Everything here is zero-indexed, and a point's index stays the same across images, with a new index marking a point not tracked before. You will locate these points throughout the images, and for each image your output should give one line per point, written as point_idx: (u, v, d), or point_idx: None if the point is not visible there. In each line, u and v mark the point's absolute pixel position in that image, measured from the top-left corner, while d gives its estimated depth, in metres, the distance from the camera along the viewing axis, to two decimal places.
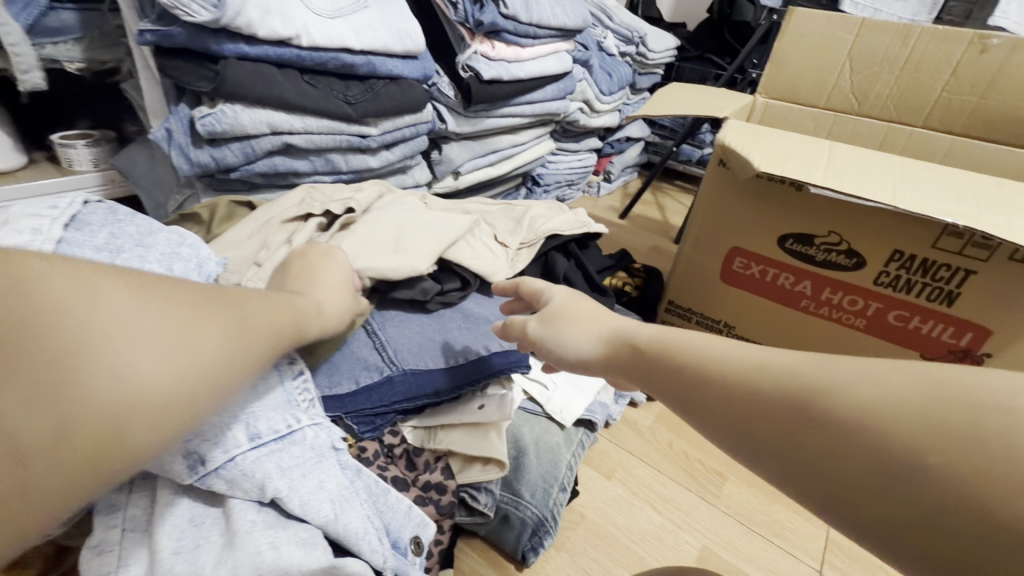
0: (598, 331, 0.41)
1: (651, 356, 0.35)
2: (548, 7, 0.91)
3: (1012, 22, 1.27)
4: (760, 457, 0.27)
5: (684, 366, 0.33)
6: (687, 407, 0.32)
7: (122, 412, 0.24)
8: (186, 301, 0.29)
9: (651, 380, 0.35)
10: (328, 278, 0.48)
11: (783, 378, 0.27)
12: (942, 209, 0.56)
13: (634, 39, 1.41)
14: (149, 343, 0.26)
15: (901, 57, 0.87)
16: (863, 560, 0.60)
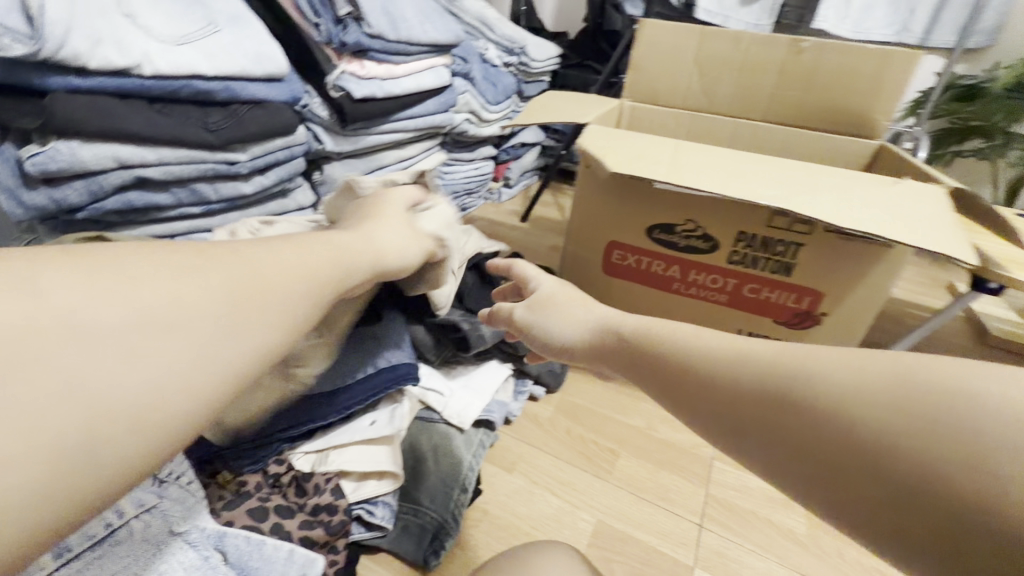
0: (584, 320, 0.47)
1: (649, 351, 0.38)
2: (416, 24, 0.93)
3: (830, 24, 1.49)
4: (745, 444, 0.29)
5: (680, 362, 0.34)
6: (680, 401, 0.33)
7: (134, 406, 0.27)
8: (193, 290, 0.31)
9: (646, 370, 0.37)
10: (395, 224, 0.54)
11: (766, 368, 0.29)
12: (763, 195, 0.64)
13: (515, 50, 1.47)
14: (137, 353, 0.28)
15: (737, 60, 0.98)
16: (737, 507, 0.68)
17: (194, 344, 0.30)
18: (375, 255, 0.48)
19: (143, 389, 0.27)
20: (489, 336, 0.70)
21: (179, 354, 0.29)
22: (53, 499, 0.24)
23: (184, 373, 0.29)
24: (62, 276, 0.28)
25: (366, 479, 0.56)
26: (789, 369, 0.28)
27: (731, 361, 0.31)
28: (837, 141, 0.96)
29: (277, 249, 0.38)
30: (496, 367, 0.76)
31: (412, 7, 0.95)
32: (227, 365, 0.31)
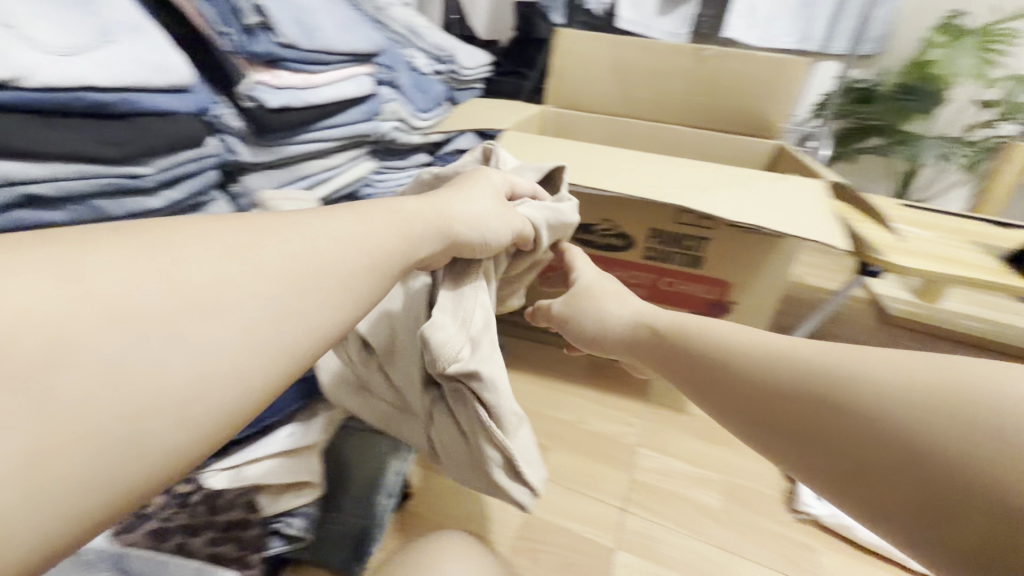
0: (629, 317, 0.53)
1: (698, 354, 0.43)
2: (332, 33, 0.93)
3: (739, 33, 1.60)
4: (788, 442, 0.34)
5: (729, 366, 0.40)
6: (730, 402, 0.39)
7: (176, 405, 0.25)
8: (244, 275, 0.29)
9: (694, 373, 0.43)
10: (490, 205, 0.52)
11: (812, 375, 0.34)
12: (664, 193, 0.68)
13: (443, 58, 1.49)
14: (183, 348, 0.25)
15: (648, 67, 1.04)
16: (662, 490, 0.72)
17: (248, 335, 0.28)
18: (441, 219, 0.45)
19: (188, 375, 0.25)
20: None
21: (228, 351, 0.27)
22: (94, 493, 0.22)
23: (229, 369, 0.27)
24: (105, 261, 0.25)
25: (286, 491, 0.54)
26: (835, 376, 0.33)
27: (778, 368, 0.36)
28: (741, 142, 1.03)
29: (345, 224, 0.37)
30: None
31: (327, 17, 0.95)
32: (284, 352, 0.29)
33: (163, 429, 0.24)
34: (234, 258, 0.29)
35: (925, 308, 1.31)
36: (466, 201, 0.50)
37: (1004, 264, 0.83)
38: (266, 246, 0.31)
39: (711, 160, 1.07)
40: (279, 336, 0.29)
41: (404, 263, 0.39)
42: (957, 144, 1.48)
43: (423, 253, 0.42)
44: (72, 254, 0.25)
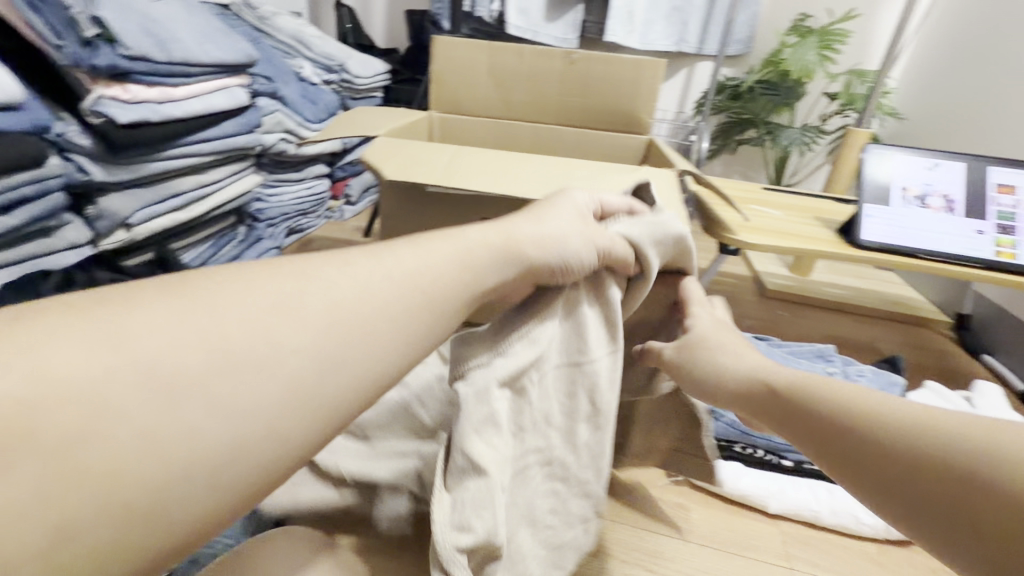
0: (741, 366, 0.48)
1: (800, 403, 0.41)
2: (193, 44, 0.91)
3: (620, 37, 1.69)
4: (904, 509, 0.33)
5: (839, 421, 0.38)
6: (845, 461, 0.37)
7: (202, 469, 0.23)
8: (287, 323, 0.27)
9: (797, 426, 0.41)
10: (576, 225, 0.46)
11: (941, 438, 0.33)
12: (526, 188, 0.71)
13: (333, 68, 1.48)
14: (214, 407, 0.24)
15: (523, 71, 1.08)
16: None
17: (283, 390, 0.26)
18: (508, 242, 0.41)
19: (228, 440, 0.24)
20: None
21: (269, 405, 0.25)
22: (111, 559, 0.21)
23: (258, 430, 0.25)
24: (134, 316, 0.24)
25: None
26: (972, 447, 0.31)
27: (905, 432, 0.35)
28: (615, 138, 1.10)
29: (414, 262, 0.34)
30: None
31: (185, 27, 0.92)
32: (320, 408, 0.27)
33: (188, 493, 0.23)
34: (262, 303, 0.27)
35: (800, 280, 1.45)
36: (543, 223, 0.45)
37: (838, 236, 0.92)
38: (312, 294, 0.29)
39: (590, 156, 1.13)
40: (322, 386, 0.27)
41: (468, 298, 0.37)
42: (817, 132, 1.64)
43: (488, 280, 0.39)
44: (101, 312, 0.24)
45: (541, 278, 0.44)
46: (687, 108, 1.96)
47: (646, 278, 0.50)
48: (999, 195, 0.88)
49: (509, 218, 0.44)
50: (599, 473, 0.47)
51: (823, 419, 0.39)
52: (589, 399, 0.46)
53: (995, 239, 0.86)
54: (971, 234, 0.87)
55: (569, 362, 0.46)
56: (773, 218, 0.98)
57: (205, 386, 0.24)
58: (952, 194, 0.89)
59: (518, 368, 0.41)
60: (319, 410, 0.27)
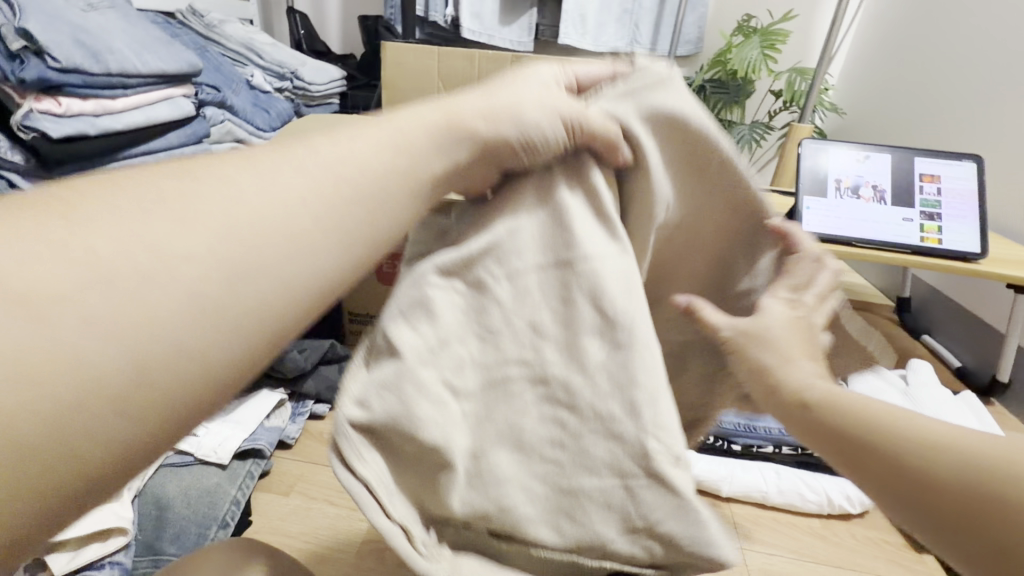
0: (792, 362, 0.38)
1: (831, 422, 0.35)
2: (130, 54, 0.89)
3: (575, 40, 1.73)
4: (944, 542, 0.30)
5: (875, 448, 0.33)
6: (880, 489, 0.33)
7: (88, 392, 0.19)
8: (184, 220, 0.22)
9: (830, 444, 0.36)
10: (528, 98, 0.36)
11: (986, 469, 0.28)
12: None
13: (286, 74, 1.46)
14: (94, 320, 0.19)
15: (474, 74, 1.09)
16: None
17: (190, 294, 0.21)
18: (445, 119, 0.33)
19: (125, 352, 0.20)
20: None
21: (172, 311, 0.21)
22: None
23: (162, 341, 0.20)
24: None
25: (91, 542, 0.54)
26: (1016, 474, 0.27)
27: (941, 457, 0.30)
28: None
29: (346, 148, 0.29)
30: (266, 396, 0.76)
31: (121, 38, 0.90)
32: (245, 314, 0.23)
33: (78, 422, 0.19)
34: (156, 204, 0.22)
35: None
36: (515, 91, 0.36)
37: None
38: (214, 189, 0.24)
39: None
40: (240, 293, 0.23)
41: (413, 192, 0.31)
42: (765, 128, 1.69)
43: (434, 168, 0.32)
44: None
45: (503, 161, 0.36)
46: None
47: (643, 168, 0.38)
48: (923, 183, 0.93)
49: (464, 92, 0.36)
50: (625, 395, 0.34)
51: (856, 435, 0.34)
52: (593, 304, 0.35)
53: (921, 226, 0.91)
54: (898, 221, 0.92)
55: (558, 262, 0.36)
56: None
57: (87, 301, 0.19)
58: (880, 183, 0.94)
59: (468, 258, 0.36)
60: (242, 316, 0.23)
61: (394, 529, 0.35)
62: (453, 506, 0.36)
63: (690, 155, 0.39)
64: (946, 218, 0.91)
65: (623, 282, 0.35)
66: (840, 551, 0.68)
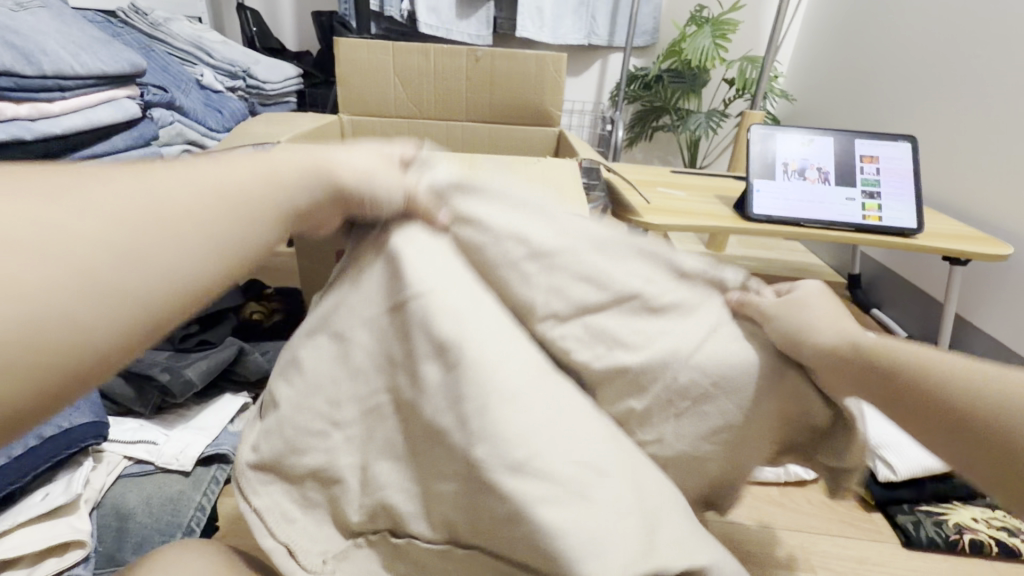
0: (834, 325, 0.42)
1: (876, 360, 0.41)
2: (65, 55, 0.85)
3: (533, 32, 1.73)
4: (937, 436, 0.40)
5: (900, 374, 0.41)
6: (897, 408, 0.41)
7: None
8: (76, 212, 0.27)
9: (863, 379, 0.41)
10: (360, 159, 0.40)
11: (968, 388, 0.40)
12: None
13: (238, 73, 1.42)
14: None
15: (430, 70, 1.10)
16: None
17: (75, 272, 0.25)
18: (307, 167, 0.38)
19: (13, 314, 0.23)
20: (198, 377, 0.69)
21: (58, 284, 0.25)
22: None
23: (49, 309, 0.24)
24: None
25: (47, 557, 0.53)
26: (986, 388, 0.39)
27: (944, 377, 0.41)
28: (525, 131, 1.14)
29: (218, 170, 0.34)
30: (229, 400, 0.74)
31: (54, 38, 0.86)
32: (128, 295, 0.27)
33: None
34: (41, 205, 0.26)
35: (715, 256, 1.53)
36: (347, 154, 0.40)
37: (733, 211, 1.00)
38: (108, 194, 0.29)
39: (503, 150, 1.17)
40: (126, 276, 0.27)
41: (278, 211, 0.35)
42: (721, 116, 1.72)
43: (300, 197, 0.37)
44: None
45: (350, 207, 0.40)
46: (605, 99, 2.00)
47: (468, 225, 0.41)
48: (863, 164, 0.98)
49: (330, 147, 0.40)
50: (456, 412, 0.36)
51: (890, 375, 0.41)
52: (426, 337, 0.37)
53: (863, 205, 0.96)
54: (842, 201, 0.97)
55: (395, 307, 0.39)
56: (677, 199, 1.06)
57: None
58: (825, 165, 0.99)
59: (324, 320, 0.42)
60: (123, 296, 0.27)
61: (278, 547, 0.41)
62: (351, 518, 0.40)
63: (536, 223, 0.42)
64: (886, 196, 0.96)
65: (456, 315, 0.38)
66: (797, 514, 0.72)
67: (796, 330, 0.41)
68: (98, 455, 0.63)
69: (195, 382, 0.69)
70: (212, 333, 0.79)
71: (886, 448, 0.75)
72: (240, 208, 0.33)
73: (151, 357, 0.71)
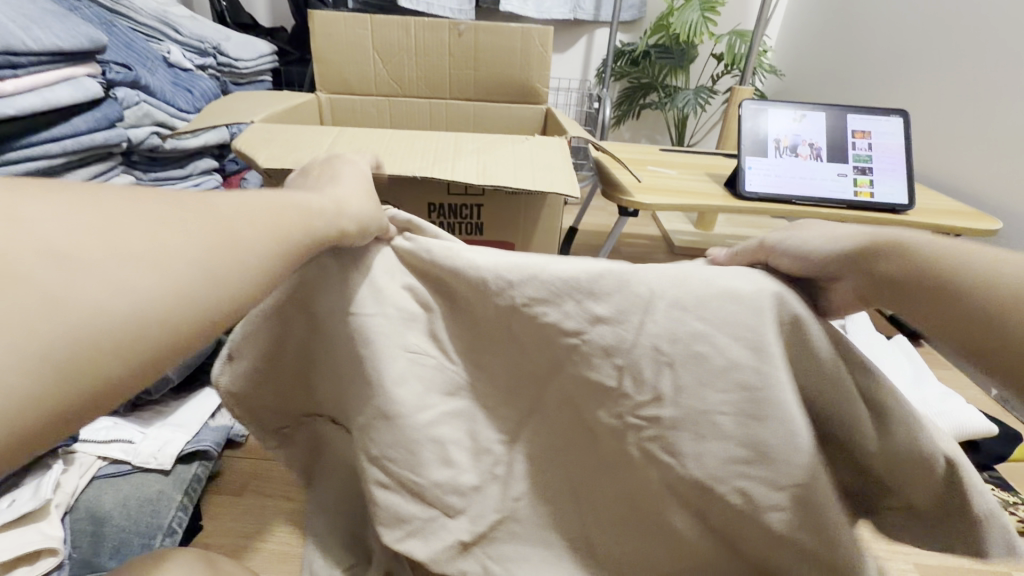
0: (839, 231, 0.38)
1: (884, 255, 0.36)
2: (15, 29, 0.79)
3: (517, 6, 1.71)
4: (948, 340, 0.34)
5: (919, 266, 0.35)
6: (909, 308, 0.35)
7: (102, 331, 0.26)
8: (171, 218, 0.30)
9: (876, 277, 0.36)
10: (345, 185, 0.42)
11: (996, 284, 0.32)
12: (415, 166, 0.70)
13: (208, 50, 1.36)
14: (111, 281, 0.27)
15: (411, 45, 1.05)
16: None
17: (169, 273, 0.29)
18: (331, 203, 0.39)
19: (126, 306, 0.27)
20: (175, 372, 0.65)
21: (159, 281, 0.28)
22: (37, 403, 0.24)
23: (153, 303, 0.28)
24: (36, 206, 0.27)
25: (15, 567, 0.49)
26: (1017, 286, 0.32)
27: (984, 270, 0.33)
28: (511, 109, 1.11)
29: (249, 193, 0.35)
30: (209, 394, 0.72)
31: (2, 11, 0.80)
32: (212, 292, 0.30)
33: (92, 353, 0.26)
34: (96, 227, 0.28)
35: (704, 235, 1.52)
36: (337, 187, 0.42)
37: (725, 189, 0.99)
38: (192, 205, 0.32)
39: (489, 129, 1.13)
40: (211, 275, 0.30)
41: (325, 227, 0.37)
42: (709, 92, 1.69)
43: (344, 219, 0.39)
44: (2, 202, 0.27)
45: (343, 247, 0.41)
46: (591, 76, 1.95)
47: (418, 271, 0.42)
48: (856, 139, 0.96)
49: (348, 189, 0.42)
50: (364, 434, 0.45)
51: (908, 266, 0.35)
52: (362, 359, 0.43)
53: (855, 180, 0.95)
54: (834, 177, 0.95)
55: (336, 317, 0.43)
56: (667, 178, 1.04)
57: (95, 261, 0.27)
58: (817, 141, 0.97)
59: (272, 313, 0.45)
60: (208, 293, 0.30)
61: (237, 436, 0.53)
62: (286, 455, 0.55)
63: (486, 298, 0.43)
64: (878, 172, 0.95)
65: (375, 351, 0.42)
66: None
67: (797, 249, 0.39)
68: (68, 457, 0.60)
69: (172, 377, 0.64)
70: None
71: None
72: (279, 223, 0.35)
73: None
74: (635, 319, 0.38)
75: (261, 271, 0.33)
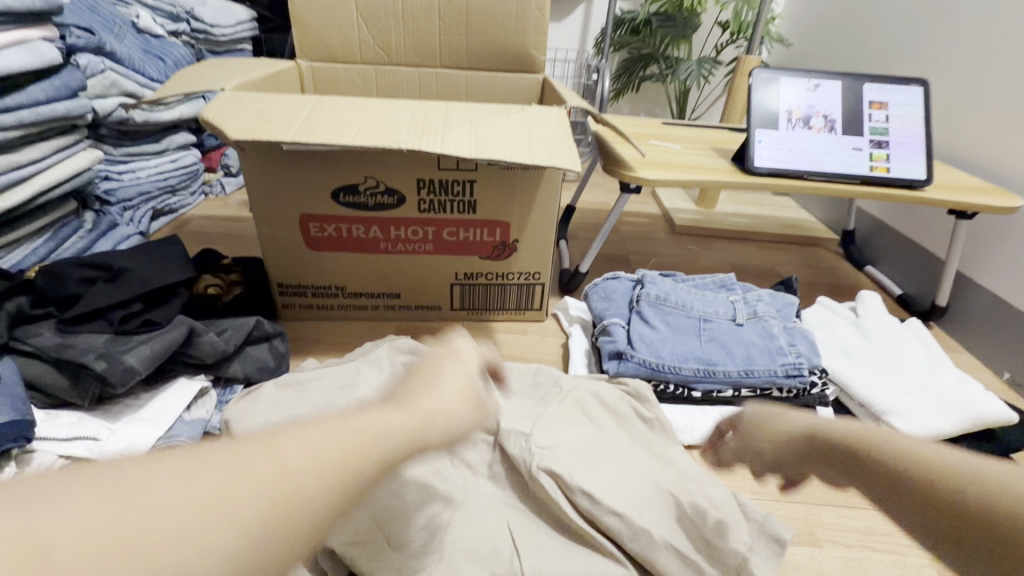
0: (790, 427, 0.43)
1: (824, 444, 0.40)
2: None
3: None
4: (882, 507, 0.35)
5: (844, 449, 0.38)
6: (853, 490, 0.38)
7: None
8: (245, 472, 0.27)
9: (826, 462, 0.40)
10: (449, 384, 0.39)
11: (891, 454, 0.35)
12: (401, 138, 0.64)
13: (181, 15, 1.27)
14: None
15: (397, 8, 0.97)
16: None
17: (228, 546, 0.24)
18: (425, 416, 0.36)
19: None
20: (142, 364, 0.60)
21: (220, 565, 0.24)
22: None
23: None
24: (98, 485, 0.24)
25: None
26: (907, 455, 0.34)
27: (891, 444, 0.36)
28: (506, 78, 1.04)
29: (337, 419, 0.32)
30: (183, 385, 0.68)
31: None
32: (269, 560, 0.25)
33: None
34: (158, 500, 0.24)
35: (706, 213, 1.47)
36: (433, 395, 0.37)
37: (732, 164, 0.93)
38: (267, 447, 0.28)
39: (482, 99, 1.07)
40: (276, 536, 0.26)
41: (407, 447, 0.33)
42: (713, 62, 1.62)
43: (430, 430, 0.35)
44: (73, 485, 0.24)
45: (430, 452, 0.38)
46: (589, 47, 1.86)
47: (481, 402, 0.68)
48: (872, 111, 0.91)
49: (443, 378, 0.40)
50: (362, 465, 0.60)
51: (842, 457, 0.38)
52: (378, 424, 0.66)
53: (870, 155, 0.89)
54: (848, 151, 0.90)
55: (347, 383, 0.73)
56: (671, 152, 0.98)
57: (148, 550, 0.23)
58: (831, 113, 0.91)
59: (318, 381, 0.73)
60: (270, 560, 0.25)
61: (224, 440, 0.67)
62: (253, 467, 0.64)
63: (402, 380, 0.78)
64: (894, 146, 0.89)
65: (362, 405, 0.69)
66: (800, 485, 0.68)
67: (764, 442, 0.45)
68: (26, 459, 0.56)
69: (138, 369, 0.60)
70: (162, 310, 0.67)
71: (893, 414, 0.70)
72: (359, 453, 0.30)
73: (87, 341, 0.61)
74: (549, 400, 0.70)
75: (330, 514, 0.28)
